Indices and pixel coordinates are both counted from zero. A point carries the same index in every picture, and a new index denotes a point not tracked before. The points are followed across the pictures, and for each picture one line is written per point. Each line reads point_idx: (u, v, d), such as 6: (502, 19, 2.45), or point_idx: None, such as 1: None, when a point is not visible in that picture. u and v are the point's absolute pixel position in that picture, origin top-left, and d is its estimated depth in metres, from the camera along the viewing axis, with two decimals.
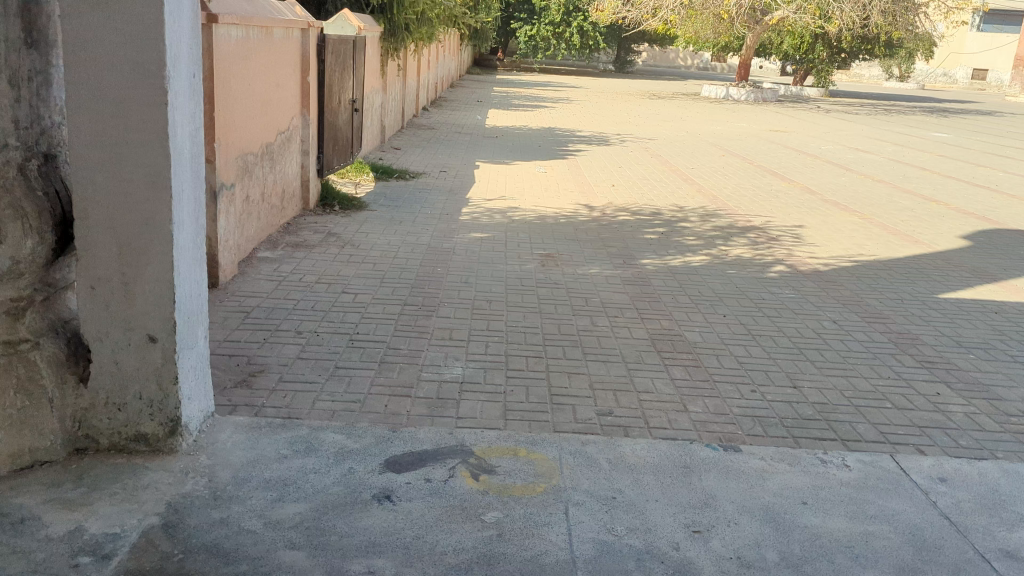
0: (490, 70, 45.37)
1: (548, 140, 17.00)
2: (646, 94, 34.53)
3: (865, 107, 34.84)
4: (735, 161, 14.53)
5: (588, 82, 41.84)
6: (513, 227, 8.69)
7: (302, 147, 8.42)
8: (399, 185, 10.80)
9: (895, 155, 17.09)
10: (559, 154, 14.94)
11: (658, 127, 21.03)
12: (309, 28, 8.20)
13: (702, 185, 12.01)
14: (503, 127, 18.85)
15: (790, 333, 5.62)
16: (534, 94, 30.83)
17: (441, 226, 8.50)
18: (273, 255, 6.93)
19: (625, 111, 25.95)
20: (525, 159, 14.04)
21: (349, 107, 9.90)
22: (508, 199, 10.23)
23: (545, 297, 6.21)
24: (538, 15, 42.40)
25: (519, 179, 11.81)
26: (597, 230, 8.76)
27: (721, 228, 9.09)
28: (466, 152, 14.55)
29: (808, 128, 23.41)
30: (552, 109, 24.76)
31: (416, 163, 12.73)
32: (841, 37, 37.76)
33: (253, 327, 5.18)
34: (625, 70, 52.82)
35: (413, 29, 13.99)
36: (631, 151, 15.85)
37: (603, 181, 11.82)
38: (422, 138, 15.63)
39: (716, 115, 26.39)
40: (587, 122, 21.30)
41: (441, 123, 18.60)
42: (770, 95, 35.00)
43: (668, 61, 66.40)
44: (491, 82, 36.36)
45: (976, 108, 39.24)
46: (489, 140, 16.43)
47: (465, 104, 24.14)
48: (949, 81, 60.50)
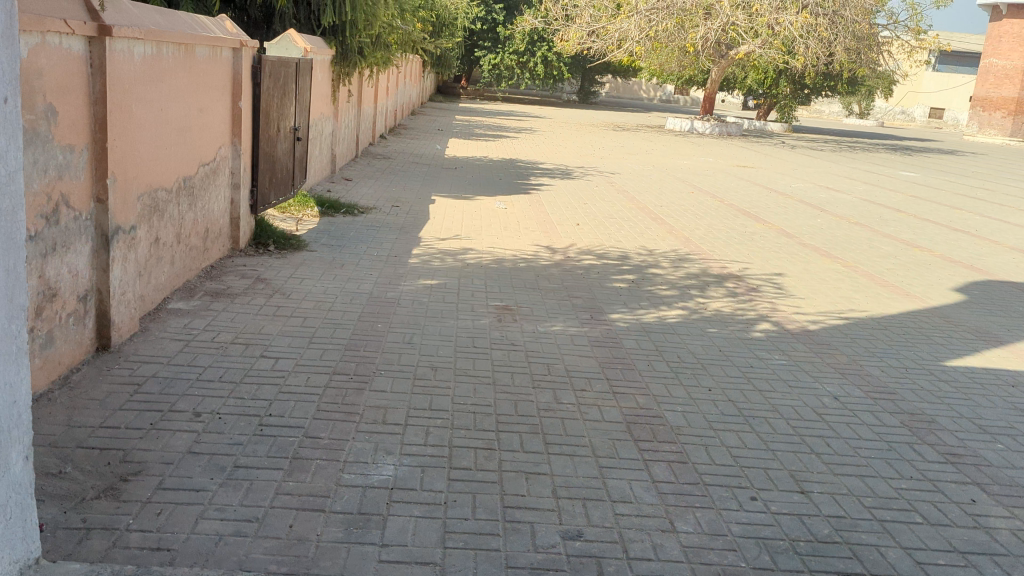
0: (452, 97, 44.70)
1: (510, 173, 16.20)
2: (610, 126, 34.07)
3: (828, 144, 34.83)
4: (705, 200, 13.86)
5: (552, 112, 41.32)
6: (468, 272, 7.85)
7: (232, 180, 7.48)
8: (345, 222, 9.88)
9: (867, 196, 16.62)
10: (521, 188, 14.13)
11: (624, 160, 20.43)
12: (242, 48, 7.31)
13: (672, 224, 11.28)
14: (464, 158, 18.02)
15: (786, 415, 4.79)
16: (496, 123, 30.12)
17: (387, 270, 7.60)
18: (187, 306, 5.96)
19: (589, 143, 25.36)
20: (485, 193, 13.20)
21: (291, 136, 9.00)
22: (465, 238, 9.38)
23: (501, 363, 5.32)
24: (502, 43, 41.87)
25: (478, 216, 10.96)
26: (562, 276, 7.93)
27: (696, 275, 8.32)
28: (423, 184, 13.68)
29: (776, 164, 23.02)
30: (515, 139, 24.03)
31: (366, 195, 11.81)
32: (805, 74, 37.89)
33: (141, 406, 4.21)
34: (589, 101, 52.57)
35: (368, 54, 13.15)
36: (597, 187, 15.13)
37: (567, 220, 11.02)
38: (376, 169, 14.73)
39: (681, 149, 25.94)
40: (550, 154, 20.58)
41: (398, 152, 17.72)
42: (735, 130, 34.80)
43: (631, 93, 66.50)
44: (454, 110, 35.59)
45: (937, 147, 39.51)
46: (447, 172, 15.58)
47: (424, 132, 23.29)
48: (906, 120, 61.43)
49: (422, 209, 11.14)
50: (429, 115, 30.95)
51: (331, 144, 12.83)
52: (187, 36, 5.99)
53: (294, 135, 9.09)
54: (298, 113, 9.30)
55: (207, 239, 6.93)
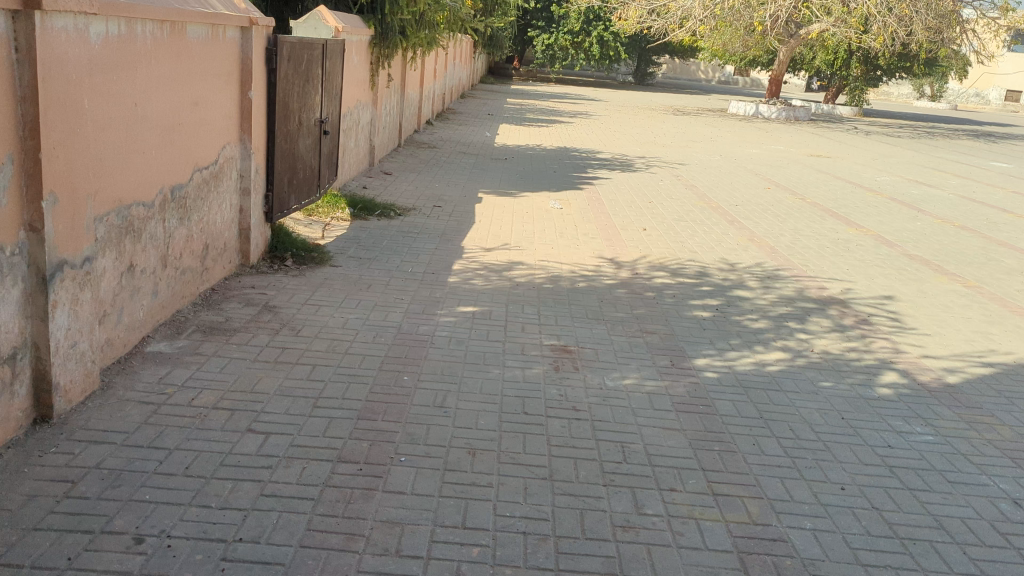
0: (504, 79, 43.41)
1: (565, 164, 14.83)
2: (669, 110, 32.38)
3: (904, 129, 32.63)
4: (785, 198, 12.35)
5: (606, 94, 39.68)
6: (519, 295, 6.60)
7: (239, 184, 6.31)
8: (379, 226, 8.67)
9: (963, 192, 14.88)
10: (578, 182, 12.79)
11: (688, 149, 18.93)
12: (252, 27, 6.11)
13: (752, 230, 9.85)
14: (515, 147, 16.71)
15: (959, 538, 3.45)
16: (549, 107, 28.71)
17: (421, 292, 6.38)
18: (170, 348, 4.82)
19: (649, 129, 23.83)
20: (538, 189, 11.89)
21: (317, 129, 7.82)
22: (515, 248, 8.13)
23: (559, 441, 4.04)
24: (556, 22, 40.27)
25: (530, 219, 9.67)
26: (629, 301, 6.61)
27: (791, 299, 6.93)
28: (468, 178, 12.43)
29: (852, 153, 21.25)
30: (569, 125, 22.61)
31: (405, 193, 10.61)
32: (878, 54, 35.60)
33: (66, 523, 3.05)
34: (644, 82, 50.80)
35: (410, 34, 11.93)
36: (660, 181, 13.70)
37: (631, 223, 9.68)
38: (419, 161, 13.52)
39: (748, 136, 24.25)
40: (608, 142, 19.15)
41: (444, 140, 16.52)
42: (802, 114, 32.81)
43: (689, 74, 64.32)
44: (505, 92, 34.22)
45: (1020, 134, 36.90)
46: (495, 163, 14.29)
47: (475, 117, 22.05)
48: (982, 103, 58.17)
49: (467, 209, 9.89)
50: (479, 97, 29.66)
51: (368, 135, 11.63)
52: (173, 12, 4.81)
53: (320, 128, 7.90)
54: (325, 102, 8.10)
55: (206, 256, 5.78)
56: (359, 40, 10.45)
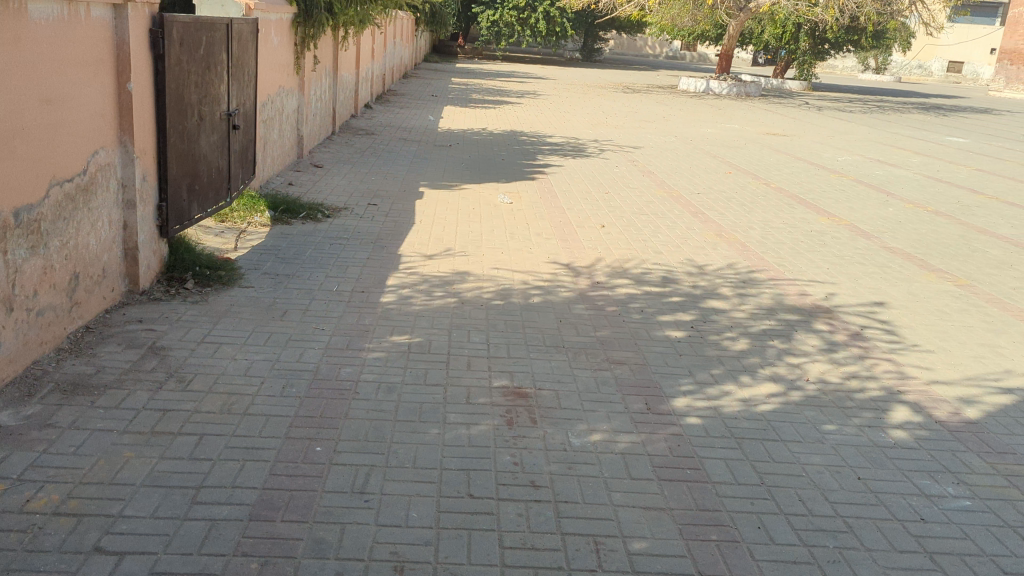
0: (449, 58, 42.13)
1: (513, 150, 13.85)
2: (619, 87, 31.54)
3: (855, 103, 32.29)
4: (749, 184, 11.58)
5: (554, 72, 38.68)
6: (463, 316, 5.64)
7: (121, 197, 5.22)
8: (303, 230, 7.62)
9: (928, 171, 14.31)
10: (527, 171, 11.85)
11: (642, 130, 18.09)
12: (128, 4, 5.01)
13: (718, 223, 9.02)
14: (459, 131, 15.66)
15: None
16: (495, 87, 27.63)
17: (346, 319, 5.39)
18: (14, 419, 3.77)
19: (600, 108, 22.95)
20: (485, 180, 10.91)
21: (225, 124, 6.71)
22: (459, 254, 7.16)
23: (514, 540, 3.12)
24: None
25: (476, 217, 8.70)
26: (591, 320, 5.70)
27: (773, 310, 6.09)
28: (408, 168, 11.38)
29: (809, 131, 20.67)
30: (517, 106, 21.60)
31: (336, 189, 9.54)
32: (827, 27, 35.21)
33: None
34: (591, 59, 49.93)
35: (337, 11, 10.83)
36: (615, 167, 12.82)
37: (588, 219, 8.78)
38: (354, 150, 12.42)
39: (701, 114, 23.54)
40: (557, 123, 18.21)
41: (383, 126, 15.41)
42: (754, 89, 32.24)
43: (637, 49, 63.67)
44: (449, 71, 32.99)
45: (966, 106, 36.95)
46: (437, 150, 13.25)
47: (417, 99, 20.90)
48: (925, 75, 58.58)
49: (405, 207, 8.88)
50: (422, 77, 28.43)
51: (294, 124, 10.50)
52: None
53: (229, 122, 6.80)
54: (235, 92, 6.99)
55: (73, 288, 4.70)
56: (279, 20, 9.31)
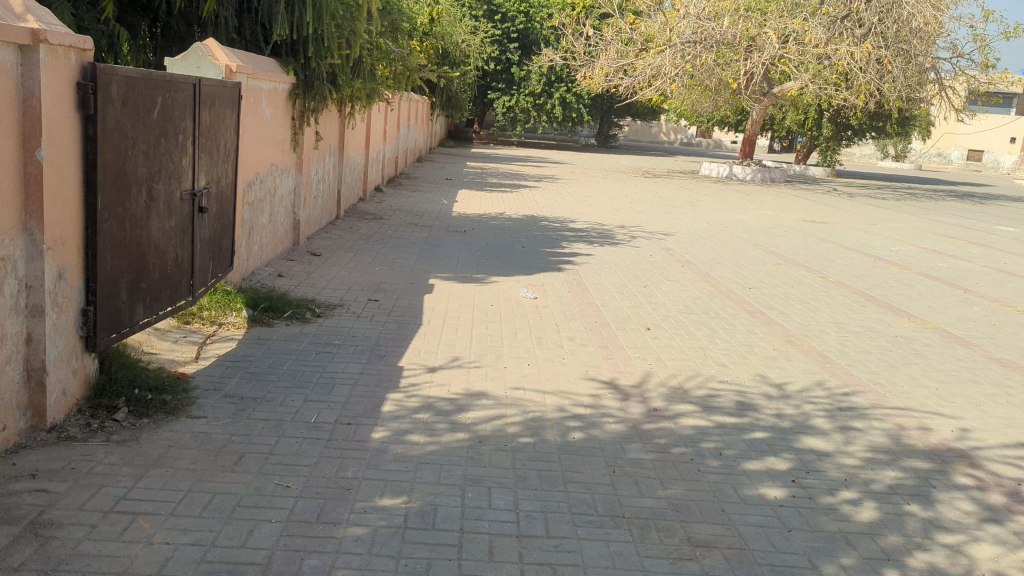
0: (464, 142, 41.62)
1: (534, 236, 12.57)
2: (639, 172, 30.58)
3: (883, 190, 31.21)
4: (803, 278, 10.19)
5: (571, 157, 37.97)
6: (482, 460, 4.17)
7: (20, 301, 3.86)
8: (285, 334, 6.24)
9: (994, 264, 12.90)
10: (552, 261, 10.53)
11: (670, 216, 16.88)
12: (40, 47, 3.74)
13: (783, 326, 7.58)
14: (475, 215, 14.44)
15: None
16: (512, 171, 26.68)
17: (323, 468, 3.94)
18: None
19: (622, 194, 21.85)
20: (506, 271, 9.57)
21: (187, 205, 5.41)
22: (477, 367, 5.74)
23: None
24: (517, 84, 38.70)
25: (495, 316, 7.31)
26: (655, 468, 4.22)
27: (891, 454, 4.60)
28: (417, 256, 10.07)
29: (846, 218, 19.43)
30: (534, 191, 20.53)
31: (334, 282, 8.20)
32: (850, 113, 34.49)
33: None
34: (607, 145, 49.49)
35: (340, 83, 9.72)
36: (649, 256, 11.47)
37: (629, 320, 7.37)
38: (358, 236, 11.15)
39: (728, 200, 22.39)
40: (579, 208, 17.02)
41: (393, 210, 14.23)
42: (779, 175, 31.24)
43: (652, 136, 63.61)
44: (464, 156, 32.20)
45: (996, 193, 35.83)
46: (451, 236, 11.97)
47: (430, 182, 19.85)
48: (944, 163, 57.94)
49: (412, 303, 7.51)
50: (436, 161, 27.54)
51: (288, 207, 9.26)
52: None
53: (193, 203, 5.50)
54: (206, 167, 5.74)
55: None
56: (271, 90, 8.18)
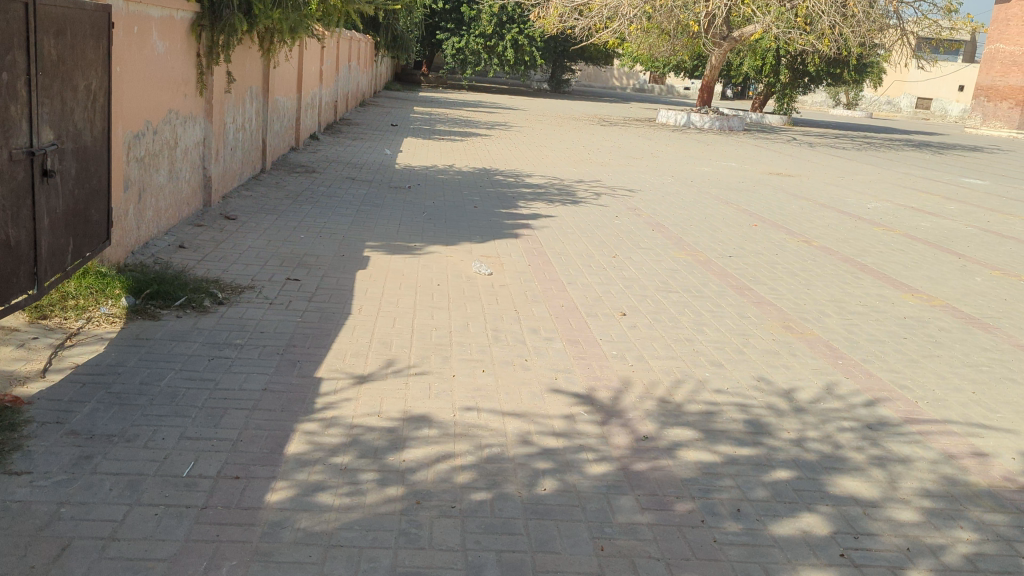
0: (410, 86, 39.70)
1: (486, 194, 11.30)
2: (594, 120, 29.29)
3: (842, 140, 30.47)
4: (785, 244, 9.17)
5: (522, 102, 36.43)
6: (420, 535, 2.99)
7: None
8: (171, 332, 4.90)
9: (976, 222, 12.08)
10: (506, 225, 9.29)
11: (631, 168, 15.73)
12: None
13: (779, 309, 6.50)
14: (420, 168, 13.07)
15: None
16: (461, 117, 25.17)
17: (184, 565, 2.72)
18: None
19: (578, 143, 20.60)
20: (454, 238, 8.32)
21: (22, 169, 4.00)
22: (417, 377, 4.53)
23: None
24: (466, 24, 36.83)
25: (442, 299, 6.08)
26: (656, 538, 3.10)
27: (955, 503, 3.54)
28: (351, 219, 8.72)
29: (813, 170, 18.52)
30: (485, 139, 19.16)
31: (248, 255, 6.83)
32: (809, 60, 33.57)
33: None
34: (560, 90, 47.95)
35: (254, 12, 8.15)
36: (613, 218, 10.30)
37: (600, 304, 6.22)
38: (285, 194, 9.74)
39: (689, 150, 21.33)
40: (534, 160, 15.75)
41: (328, 162, 12.79)
42: (737, 124, 30.24)
43: (604, 81, 62.13)
44: (410, 100, 30.48)
45: (951, 143, 35.44)
46: (392, 193, 10.62)
47: (373, 130, 18.32)
48: (895, 111, 57.76)
49: (340, 284, 6.21)
50: (380, 106, 25.86)
51: (194, 162, 7.79)
52: None
53: (33, 165, 4.09)
54: (52, 117, 4.31)
55: None
56: (163, 19, 6.67)
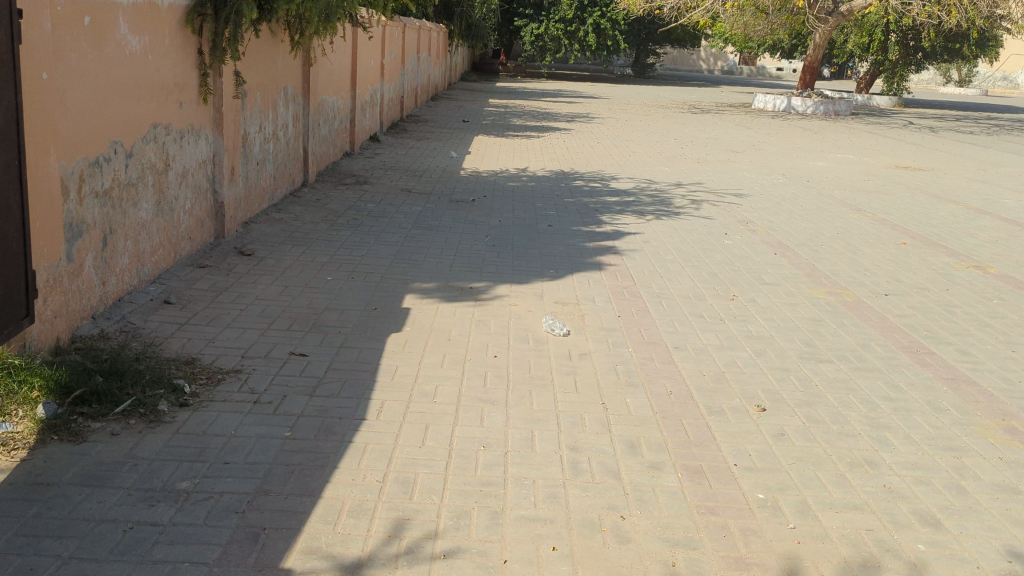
0: (488, 76, 38.15)
1: (563, 206, 9.49)
2: (685, 107, 27.07)
3: (964, 122, 27.38)
4: (951, 273, 7.11)
5: (605, 89, 34.39)
6: None
7: None
8: (89, 469, 3.28)
9: None
10: (588, 249, 7.48)
11: (733, 166, 13.69)
12: None
13: (985, 393, 4.51)
14: (489, 174, 11.36)
15: None
16: (540, 109, 23.40)
17: None
18: None
19: (670, 135, 18.57)
20: (523, 273, 6.56)
21: None
22: (448, 565, 2.80)
23: None
24: (546, 9, 34.97)
25: (499, 383, 4.33)
26: None
27: None
28: (396, 248, 7.06)
29: (946, 161, 16.04)
30: (565, 134, 17.36)
31: (250, 312, 5.20)
32: (924, 34, 30.42)
33: None
34: (645, 75, 45.56)
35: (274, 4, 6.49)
36: (720, 234, 8.36)
37: (724, 390, 4.38)
38: (324, 215, 8.17)
39: (795, 140, 19.04)
40: (621, 158, 13.86)
41: (386, 169, 11.23)
42: (844, 108, 27.51)
43: (690, 64, 59.38)
44: (487, 91, 28.83)
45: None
46: (452, 208, 8.94)
47: (443, 128, 16.75)
48: (1012, 87, 53.14)
49: (360, 360, 4.52)
50: (452, 99, 24.26)
51: (197, 186, 6.24)
52: None
53: None
54: None
55: None
56: (139, 6, 5.09)
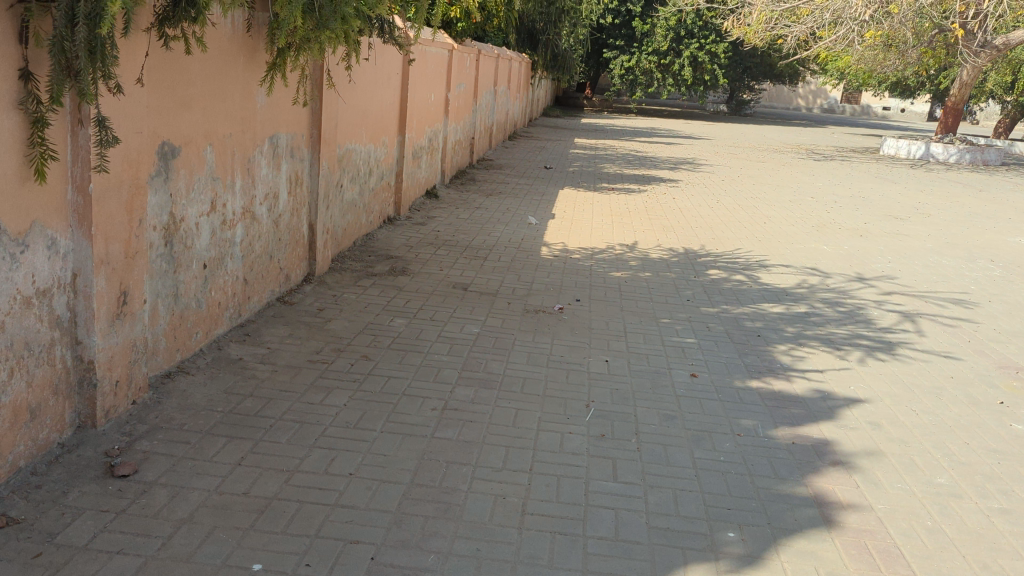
0: (572, 111, 35.16)
1: (702, 324, 6.09)
2: (802, 152, 23.37)
3: None
4: None
5: (703, 129, 30.93)
6: None
7: None
8: None
9: None
10: (778, 445, 4.05)
11: (909, 243, 10.09)
12: None
13: None
14: (584, 256, 8.05)
15: None
16: (634, 152, 20.11)
17: None
18: None
19: (800, 190, 15.03)
20: (674, 536, 3.16)
21: None
22: None
23: None
24: (639, 40, 31.87)
25: None
26: None
27: None
28: (424, 446, 3.75)
29: None
30: (671, 187, 14.02)
31: None
32: None
33: None
34: (741, 113, 41.99)
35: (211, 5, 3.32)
36: (993, 406, 4.81)
37: None
38: (321, 345, 4.94)
39: (960, 200, 15.23)
40: (754, 228, 10.42)
41: (440, 244, 8.06)
42: (992, 157, 23.36)
43: (786, 100, 55.41)
44: (571, 129, 25.67)
45: None
46: (529, 329, 5.63)
47: (521, 177, 13.60)
48: None
49: None
50: (533, 138, 21.17)
51: (17, 342, 3.07)
52: None
53: None
54: None
55: None
56: None
